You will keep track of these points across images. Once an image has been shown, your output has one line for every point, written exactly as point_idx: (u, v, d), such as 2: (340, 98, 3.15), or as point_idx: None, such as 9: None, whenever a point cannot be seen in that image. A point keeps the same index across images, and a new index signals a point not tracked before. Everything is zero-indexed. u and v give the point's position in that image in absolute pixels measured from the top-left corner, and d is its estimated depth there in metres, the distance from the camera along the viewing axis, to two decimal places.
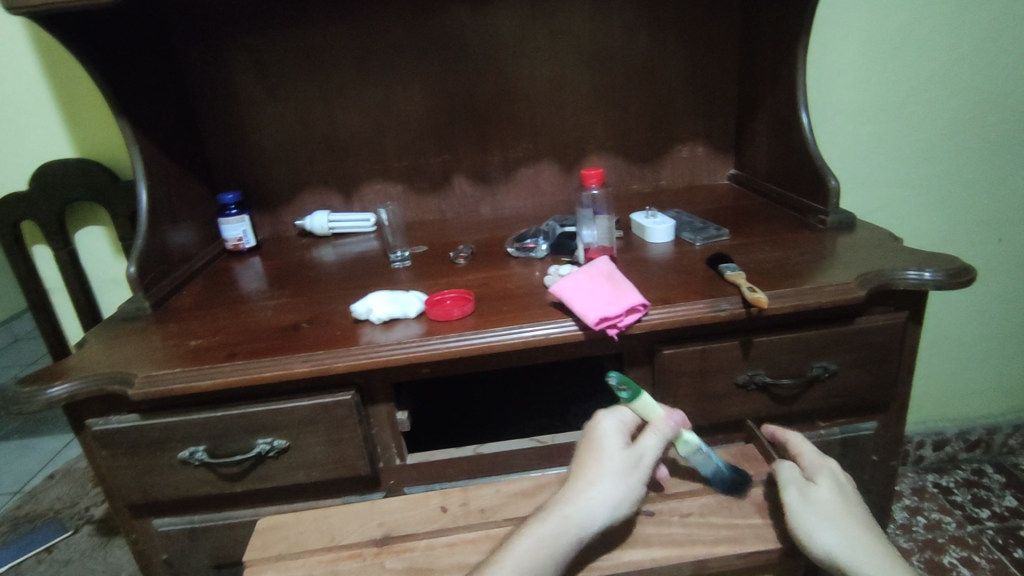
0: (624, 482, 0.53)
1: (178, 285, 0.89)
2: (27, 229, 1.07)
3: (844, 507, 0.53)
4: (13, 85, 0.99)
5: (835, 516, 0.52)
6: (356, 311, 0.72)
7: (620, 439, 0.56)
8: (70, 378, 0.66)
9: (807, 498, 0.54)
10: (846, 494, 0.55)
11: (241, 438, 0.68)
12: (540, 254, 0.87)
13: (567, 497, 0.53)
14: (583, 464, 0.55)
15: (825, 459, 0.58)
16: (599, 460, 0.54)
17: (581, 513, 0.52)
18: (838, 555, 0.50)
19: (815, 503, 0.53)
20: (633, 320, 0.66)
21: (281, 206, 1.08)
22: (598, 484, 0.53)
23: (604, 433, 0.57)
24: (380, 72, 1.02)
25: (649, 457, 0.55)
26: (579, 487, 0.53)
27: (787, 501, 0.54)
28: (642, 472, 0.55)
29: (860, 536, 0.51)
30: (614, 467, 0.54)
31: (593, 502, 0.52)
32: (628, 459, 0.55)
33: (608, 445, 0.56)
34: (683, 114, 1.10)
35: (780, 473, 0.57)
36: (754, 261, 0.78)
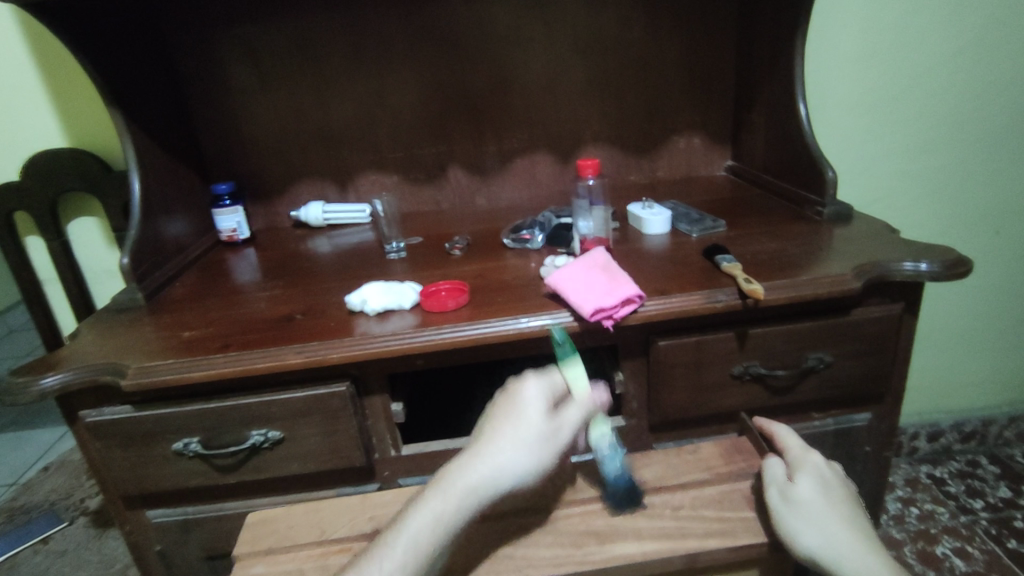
0: (535, 452, 0.51)
1: (171, 276, 0.88)
2: (19, 219, 1.07)
3: (825, 506, 0.52)
4: (3, 72, 0.98)
5: (816, 517, 0.52)
6: (351, 302, 0.72)
7: (541, 407, 0.53)
8: (62, 369, 0.65)
9: (789, 498, 0.53)
10: (829, 492, 0.54)
11: (235, 430, 0.68)
12: (536, 245, 0.87)
13: (473, 462, 0.51)
14: (494, 428, 0.53)
15: (810, 457, 0.58)
16: (513, 428, 0.52)
17: (484, 481, 0.50)
18: (817, 558, 0.50)
19: (797, 503, 0.53)
20: (628, 311, 0.66)
21: (275, 197, 1.08)
22: (507, 453, 0.51)
23: (525, 398, 0.54)
24: (376, 61, 1.01)
25: (567, 430, 0.53)
26: (486, 452, 0.51)
27: (769, 503, 0.54)
28: (556, 444, 0.52)
29: (842, 534, 0.51)
30: (527, 436, 0.51)
31: (499, 471, 0.50)
32: (544, 429, 0.52)
33: (527, 412, 0.52)
34: (681, 105, 1.09)
35: (766, 472, 0.57)
36: (750, 252, 0.78)
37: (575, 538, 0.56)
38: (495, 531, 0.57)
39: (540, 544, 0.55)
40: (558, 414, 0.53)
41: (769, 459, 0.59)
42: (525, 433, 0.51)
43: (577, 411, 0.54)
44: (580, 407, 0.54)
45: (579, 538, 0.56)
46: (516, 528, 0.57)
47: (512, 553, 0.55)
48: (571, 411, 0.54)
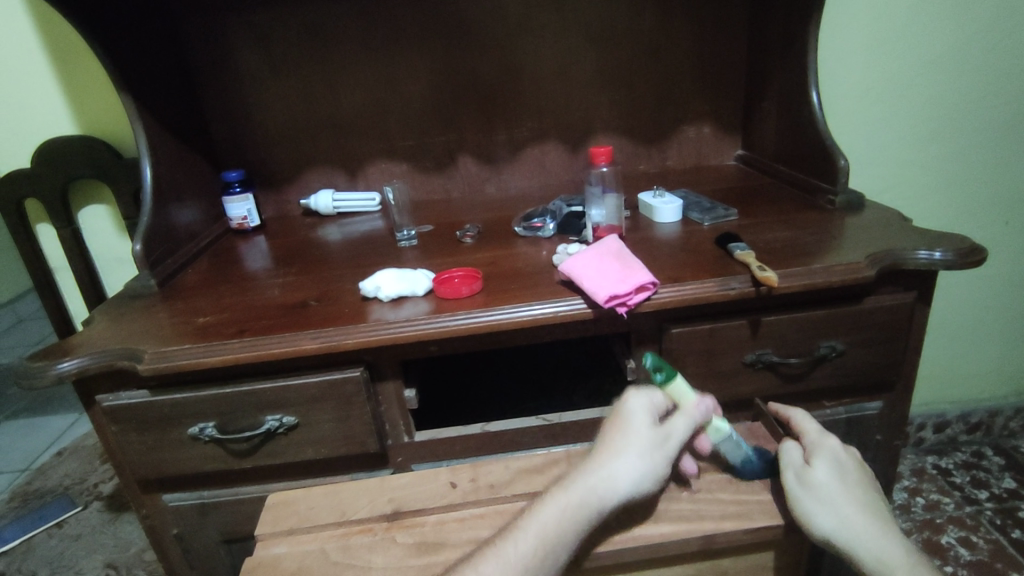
0: (649, 459, 0.52)
1: (183, 263, 0.88)
2: (31, 207, 1.07)
3: (842, 490, 0.53)
4: (13, 59, 0.98)
5: (832, 500, 0.52)
6: (364, 289, 0.72)
7: (647, 417, 0.55)
8: (79, 353, 0.66)
9: (805, 482, 0.53)
10: (846, 474, 0.54)
11: (250, 414, 0.68)
12: (547, 234, 0.87)
13: (586, 472, 0.51)
14: (607, 439, 0.54)
15: (827, 439, 0.57)
16: (623, 437, 0.53)
17: (600, 488, 0.50)
18: (834, 540, 0.51)
19: (813, 487, 0.53)
20: (642, 298, 0.66)
21: (285, 185, 1.08)
22: (621, 460, 0.52)
23: (631, 409, 0.55)
24: (386, 49, 1.01)
25: (678, 438, 0.54)
26: (598, 461, 0.52)
27: (785, 486, 0.54)
28: (672, 451, 0.53)
29: (858, 519, 0.51)
30: (639, 444, 0.52)
31: (612, 477, 0.51)
32: (656, 438, 0.53)
33: (635, 423, 0.54)
34: (691, 94, 1.09)
35: (782, 455, 0.57)
36: (762, 241, 0.78)
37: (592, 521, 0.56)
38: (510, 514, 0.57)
39: None
40: (668, 423, 0.54)
41: (785, 442, 0.58)
42: (635, 441, 0.53)
43: (686, 420, 0.55)
44: (687, 417, 0.56)
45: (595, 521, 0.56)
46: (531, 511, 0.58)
47: None
48: (680, 420, 0.55)
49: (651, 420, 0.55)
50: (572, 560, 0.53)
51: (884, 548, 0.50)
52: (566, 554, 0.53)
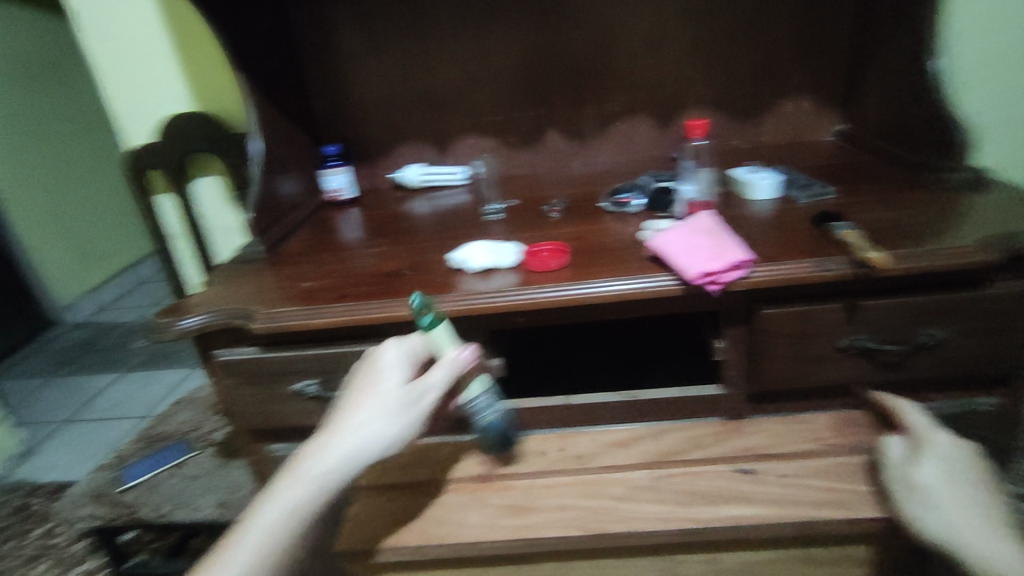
0: (394, 416, 0.53)
1: (287, 232, 0.94)
2: (154, 178, 1.18)
3: (944, 493, 0.51)
4: (142, 42, 1.07)
5: (931, 498, 0.51)
6: (454, 259, 0.74)
7: (398, 375, 0.56)
8: (200, 311, 0.73)
9: (904, 481, 0.54)
10: (953, 477, 0.52)
11: (346, 375, 0.73)
12: (635, 210, 0.86)
13: (326, 443, 0.51)
14: (353, 400, 0.54)
15: (934, 436, 0.55)
16: (371, 398, 0.54)
17: (334, 452, 0.51)
18: (936, 541, 0.49)
19: (910, 486, 0.53)
20: (735, 277, 0.64)
21: (377, 160, 1.12)
22: (365, 420, 0.52)
23: (381, 366, 0.56)
24: (477, 24, 1.02)
25: (431, 393, 0.55)
26: (344, 426, 0.52)
27: (887, 484, 0.55)
28: (421, 402, 0.55)
29: (955, 515, 0.49)
30: (386, 404, 0.53)
31: (351, 440, 0.51)
32: (404, 394, 0.54)
33: (380, 385, 0.55)
34: (793, 65, 1.03)
35: (886, 452, 0.57)
36: (868, 220, 0.73)
37: (681, 498, 0.61)
38: (600, 486, 0.64)
39: (645, 501, 0.61)
40: (419, 379, 0.56)
41: (890, 438, 0.58)
42: (381, 399, 0.54)
43: (441, 372, 0.56)
44: (445, 367, 0.57)
45: (680, 497, 0.61)
46: (616, 483, 0.64)
47: (620, 505, 0.61)
48: (435, 373, 0.56)
49: (400, 379, 0.56)
50: (660, 532, 0.58)
51: (981, 542, 0.47)
52: (655, 527, 0.58)
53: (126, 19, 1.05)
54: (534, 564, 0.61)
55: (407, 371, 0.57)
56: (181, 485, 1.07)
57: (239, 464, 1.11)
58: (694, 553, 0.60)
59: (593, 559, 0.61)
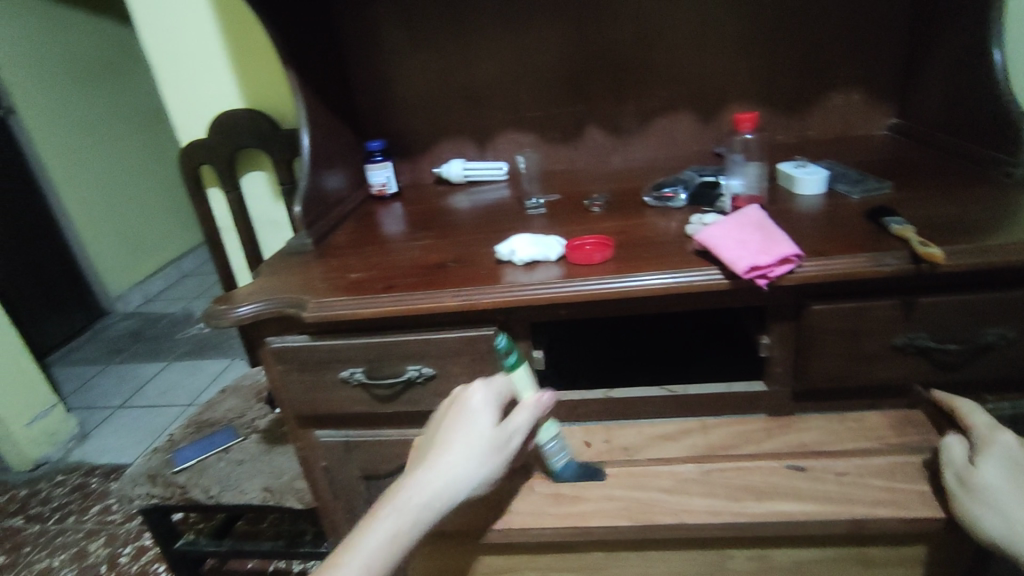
0: (486, 455, 0.54)
1: (333, 225, 0.96)
2: (205, 172, 1.22)
3: (1007, 495, 0.49)
4: (195, 41, 1.10)
5: (995, 499, 0.50)
6: (500, 252, 0.75)
7: (489, 415, 0.56)
8: (253, 300, 0.75)
9: (964, 482, 0.52)
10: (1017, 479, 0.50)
11: (392, 363, 0.74)
12: (678, 205, 0.85)
13: (420, 478, 0.52)
14: (445, 438, 0.55)
15: (997, 436, 0.53)
16: (463, 437, 0.54)
17: (433, 489, 0.51)
18: (1002, 544, 0.48)
19: (972, 487, 0.51)
20: (784, 271, 0.64)
21: (419, 155, 1.13)
22: (459, 457, 0.53)
23: (470, 406, 0.57)
24: (520, 20, 1.03)
25: (519, 436, 0.56)
26: (439, 463, 0.53)
27: (946, 486, 0.53)
28: (510, 445, 0.55)
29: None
30: (477, 444, 0.54)
31: (448, 479, 0.52)
32: (493, 435, 0.55)
33: (470, 423, 0.55)
34: (842, 58, 1.01)
35: (945, 454, 0.55)
36: (923, 216, 0.71)
37: (731, 492, 0.61)
38: (645, 477, 0.64)
39: (695, 496, 0.61)
40: (507, 420, 0.57)
41: (949, 438, 0.56)
42: (475, 439, 0.54)
43: (526, 415, 0.57)
44: (529, 409, 0.58)
45: (735, 493, 0.61)
46: (663, 475, 0.64)
47: (670, 498, 0.61)
48: (520, 415, 0.57)
49: (491, 419, 0.56)
50: (711, 527, 0.58)
51: None
52: (708, 521, 0.58)
53: (181, 19, 1.09)
54: (582, 553, 0.63)
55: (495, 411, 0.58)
56: (229, 468, 1.11)
57: (284, 450, 1.14)
58: (742, 549, 0.60)
59: (636, 550, 0.62)
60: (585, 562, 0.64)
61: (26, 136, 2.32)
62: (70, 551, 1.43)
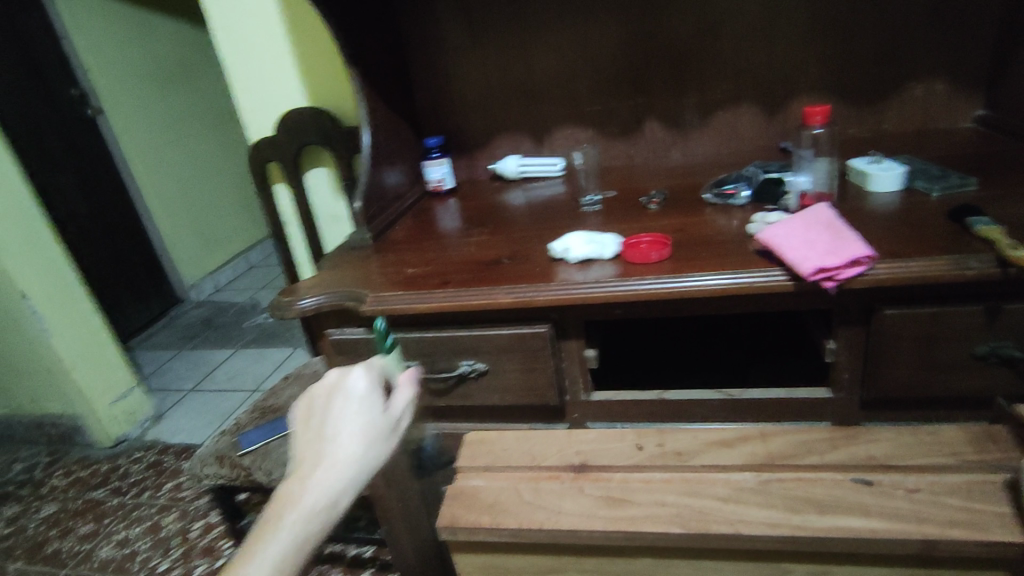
0: (378, 442, 0.48)
1: (391, 221, 0.99)
2: (272, 168, 1.27)
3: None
4: (264, 42, 1.15)
5: None
6: (555, 250, 0.75)
7: (372, 398, 0.49)
8: (316, 293, 0.78)
9: None
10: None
11: (447, 358, 0.75)
12: (741, 202, 0.82)
13: (311, 488, 0.45)
14: (328, 432, 0.47)
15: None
16: (352, 428, 0.47)
17: (329, 491, 0.45)
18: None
19: None
20: (854, 273, 0.60)
21: (475, 152, 1.14)
22: (349, 454, 0.46)
23: (348, 391, 0.49)
24: (578, 14, 1.02)
25: (407, 414, 0.51)
26: (331, 466, 0.45)
27: None
28: (401, 424, 0.50)
29: None
30: (368, 432, 0.47)
31: (345, 475, 0.45)
32: (381, 419, 0.49)
33: (349, 416, 0.48)
34: (924, 45, 0.94)
35: None
36: (1012, 216, 0.66)
37: (790, 504, 0.58)
38: (700, 484, 0.62)
39: (751, 503, 0.59)
40: (392, 401, 0.50)
41: None
42: (366, 425, 0.48)
43: (411, 392, 0.52)
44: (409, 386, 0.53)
45: (794, 505, 0.58)
46: (718, 482, 0.63)
47: (725, 506, 0.59)
48: (407, 394, 0.51)
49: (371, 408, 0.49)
50: (767, 538, 0.56)
51: None
52: (762, 532, 0.56)
53: (251, 22, 1.13)
54: (633, 559, 0.62)
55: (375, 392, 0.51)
56: (289, 453, 1.16)
57: None
58: (801, 564, 0.58)
59: (689, 558, 0.60)
60: (636, 565, 0.62)
61: (112, 134, 2.48)
62: (146, 523, 1.53)
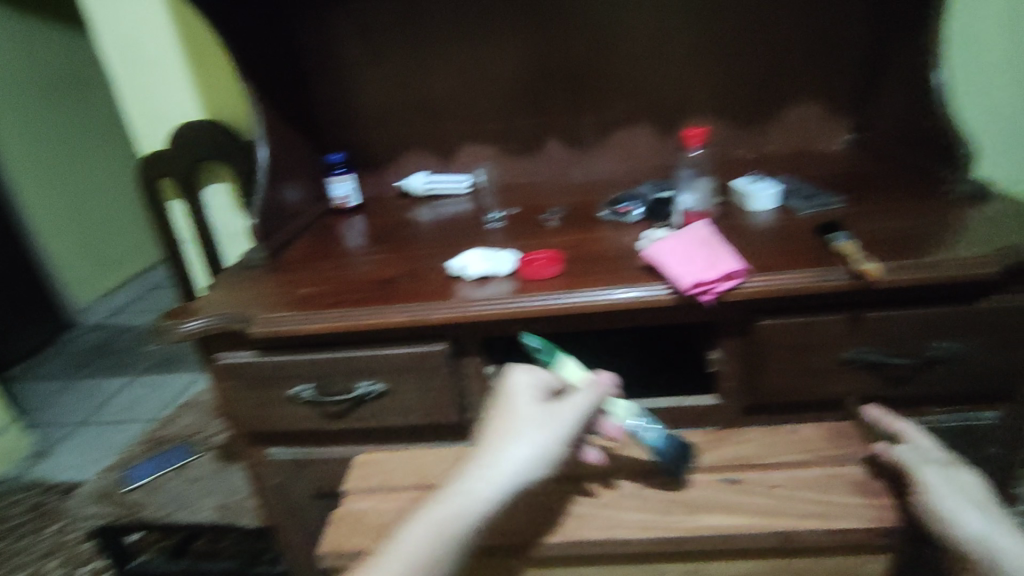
0: (536, 442, 0.55)
1: (290, 239, 0.95)
2: (165, 185, 1.20)
3: (965, 505, 0.53)
4: (154, 52, 1.09)
5: (958, 490, 0.54)
6: (452, 267, 0.75)
7: (532, 400, 0.58)
8: (202, 315, 0.73)
9: (943, 476, 0.56)
10: (978, 504, 0.53)
11: (343, 380, 0.73)
12: (634, 220, 0.86)
13: (479, 469, 0.54)
14: (495, 423, 0.57)
15: (961, 467, 0.57)
16: (509, 425, 0.56)
17: (479, 477, 0.53)
18: (968, 546, 0.50)
19: (948, 481, 0.55)
20: (729, 287, 0.64)
21: (381, 168, 1.13)
22: (510, 447, 0.55)
23: (512, 390, 0.59)
24: (479, 34, 1.03)
25: (572, 415, 0.57)
26: (486, 458, 0.54)
27: (921, 479, 0.56)
28: (559, 430, 0.56)
29: (991, 513, 0.52)
30: (525, 429, 0.56)
31: (497, 465, 0.54)
32: (545, 416, 0.57)
33: (524, 406, 0.57)
34: (797, 74, 1.03)
35: (899, 456, 0.59)
36: (867, 231, 0.72)
37: (663, 506, 0.63)
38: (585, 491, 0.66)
39: (629, 509, 0.63)
40: (554, 404, 0.57)
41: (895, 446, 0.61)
42: (521, 424, 0.56)
43: (586, 397, 0.58)
44: (585, 393, 0.59)
45: (665, 506, 0.63)
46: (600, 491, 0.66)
47: (601, 512, 0.63)
48: (579, 397, 0.58)
49: (539, 403, 0.58)
50: (640, 540, 0.60)
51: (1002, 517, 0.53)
52: (636, 536, 0.60)
53: (140, 30, 1.08)
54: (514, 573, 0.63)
55: (540, 399, 0.58)
56: (182, 487, 1.08)
57: (240, 467, 1.12)
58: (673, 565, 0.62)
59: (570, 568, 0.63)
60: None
61: None
62: None
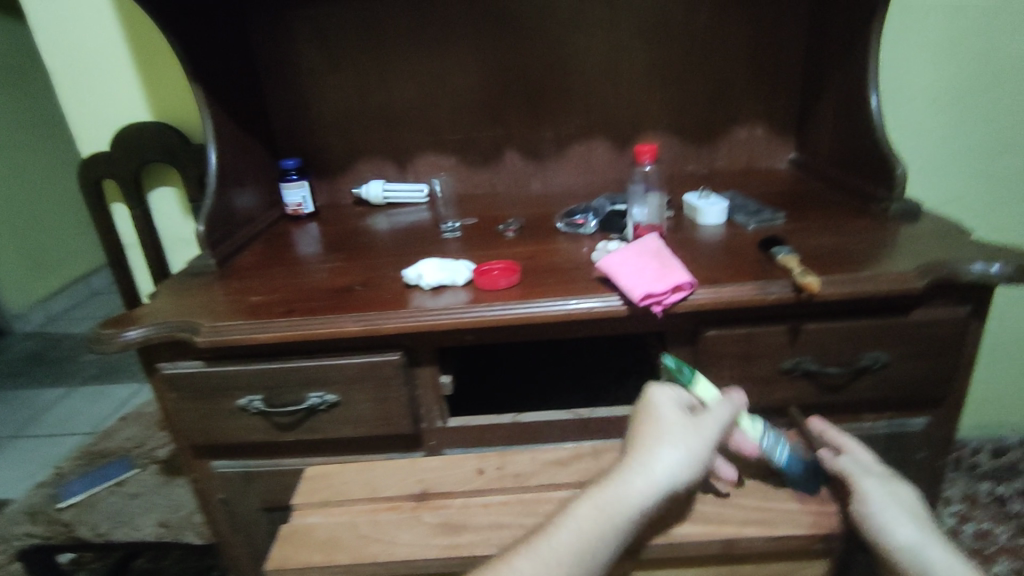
0: (686, 448, 0.55)
1: (240, 246, 0.93)
2: (108, 187, 1.16)
3: (901, 520, 0.53)
4: (99, 49, 1.05)
5: (897, 503, 0.55)
6: (407, 276, 0.74)
7: (676, 410, 0.58)
8: (143, 323, 0.71)
9: (883, 487, 0.56)
10: (913, 519, 0.54)
11: (294, 391, 0.72)
12: (589, 231, 0.88)
13: (630, 469, 0.54)
14: (638, 429, 0.58)
15: (898, 479, 0.58)
16: (657, 430, 0.56)
17: (632, 476, 0.53)
18: (899, 558, 0.52)
19: (888, 492, 0.56)
20: (678, 298, 0.66)
21: (337, 175, 1.12)
22: (659, 450, 0.55)
23: (654, 401, 0.59)
24: (439, 45, 1.04)
25: (715, 425, 0.57)
26: (636, 460, 0.55)
27: (863, 488, 0.56)
28: (707, 439, 0.56)
29: (925, 529, 0.53)
30: (672, 434, 0.56)
31: (648, 468, 0.54)
32: (693, 423, 0.57)
33: (667, 415, 0.58)
34: (745, 95, 1.07)
35: (842, 466, 0.59)
36: (807, 246, 0.76)
37: None
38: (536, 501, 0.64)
39: None
40: (701, 413, 0.58)
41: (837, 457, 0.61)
42: (668, 430, 0.56)
43: (727, 409, 0.58)
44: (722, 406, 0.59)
45: None
46: (551, 501, 0.64)
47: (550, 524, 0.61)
48: (722, 409, 0.58)
49: (682, 412, 0.59)
50: None
51: (935, 533, 0.54)
52: None
53: (84, 26, 1.04)
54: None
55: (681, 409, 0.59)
56: (120, 503, 1.03)
57: (184, 481, 1.08)
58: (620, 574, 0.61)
59: None
60: None
61: None
62: None
